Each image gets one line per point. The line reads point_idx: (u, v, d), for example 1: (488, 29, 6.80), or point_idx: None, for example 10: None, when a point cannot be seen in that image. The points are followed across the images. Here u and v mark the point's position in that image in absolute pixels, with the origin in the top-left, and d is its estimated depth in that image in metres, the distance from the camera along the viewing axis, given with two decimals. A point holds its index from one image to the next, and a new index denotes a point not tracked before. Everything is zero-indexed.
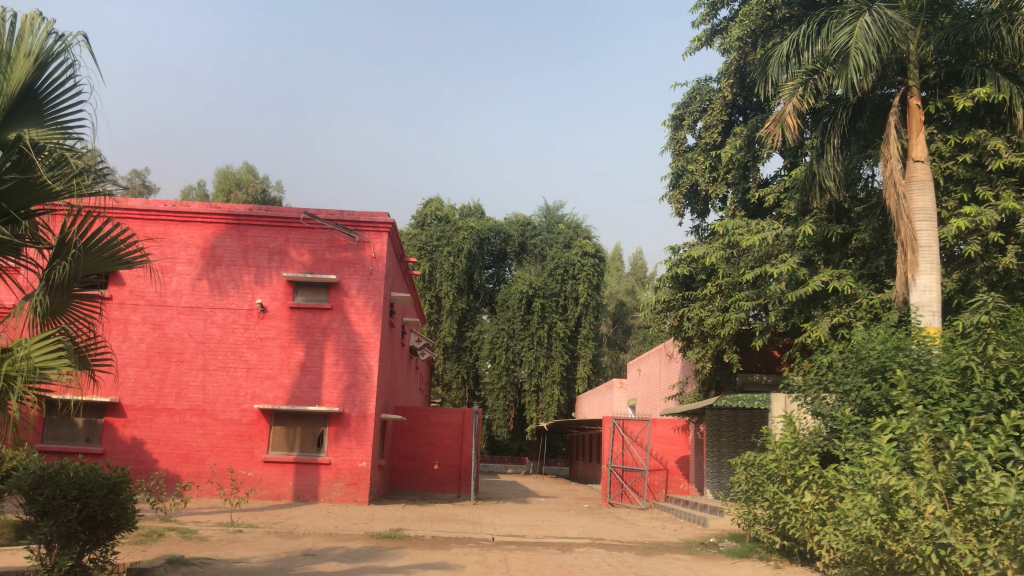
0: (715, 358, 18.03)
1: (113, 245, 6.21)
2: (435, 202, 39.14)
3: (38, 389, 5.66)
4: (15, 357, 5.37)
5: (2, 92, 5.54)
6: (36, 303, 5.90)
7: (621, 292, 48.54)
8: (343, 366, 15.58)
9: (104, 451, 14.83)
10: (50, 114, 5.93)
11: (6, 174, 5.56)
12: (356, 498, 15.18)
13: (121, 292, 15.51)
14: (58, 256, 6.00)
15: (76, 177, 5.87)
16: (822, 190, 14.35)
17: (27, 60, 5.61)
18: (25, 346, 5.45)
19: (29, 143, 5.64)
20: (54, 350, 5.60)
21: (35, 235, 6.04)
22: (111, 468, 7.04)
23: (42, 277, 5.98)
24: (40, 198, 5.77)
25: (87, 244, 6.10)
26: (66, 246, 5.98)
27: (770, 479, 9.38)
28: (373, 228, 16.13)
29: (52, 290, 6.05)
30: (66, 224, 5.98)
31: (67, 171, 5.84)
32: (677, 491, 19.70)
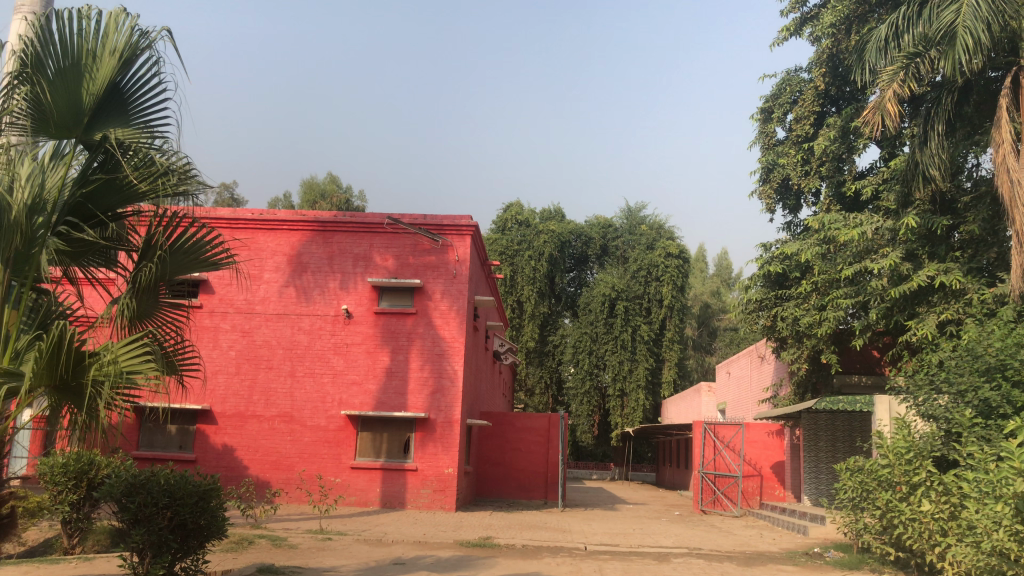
0: (812, 359, 17.26)
1: (200, 247, 6.16)
2: (515, 206, 38.99)
3: (128, 395, 5.59)
4: (101, 362, 5.30)
5: (87, 90, 5.46)
6: (122, 307, 5.86)
7: (705, 294, 47.49)
8: (429, 371, 15.47)
9: (197, 458, 15.06)
10: (137, 114, 5.81)
11: (92, 175, 5.64)
12: (443, 504, 15.00)
13: (211, 300, 15.76)
14: (145, 259, 5.98)
15: (161, 177, 5.82)
16: (926, 179, 13.60)
17: (113, 57, 5.50)
18: (112, 350, 5.38)
19: (114, 143, 5.60)
20: (140, 354, 5.52)
21: (122, 236, 6.07)
22: (201, 475, 6.96)
23: (129, 281, 5.96)
24: (127, 198, 5.82)
25: (173, 246, 6.06)
26: (152, 248, 5.96)
27: (882, 487, 8.76)
28: (457, 231, 16.02)
29: (139, 293, 6.03)
30: (153, 227, 5.94)
31: (153, 171, 5.80)
32: (772, 498, 18.95)
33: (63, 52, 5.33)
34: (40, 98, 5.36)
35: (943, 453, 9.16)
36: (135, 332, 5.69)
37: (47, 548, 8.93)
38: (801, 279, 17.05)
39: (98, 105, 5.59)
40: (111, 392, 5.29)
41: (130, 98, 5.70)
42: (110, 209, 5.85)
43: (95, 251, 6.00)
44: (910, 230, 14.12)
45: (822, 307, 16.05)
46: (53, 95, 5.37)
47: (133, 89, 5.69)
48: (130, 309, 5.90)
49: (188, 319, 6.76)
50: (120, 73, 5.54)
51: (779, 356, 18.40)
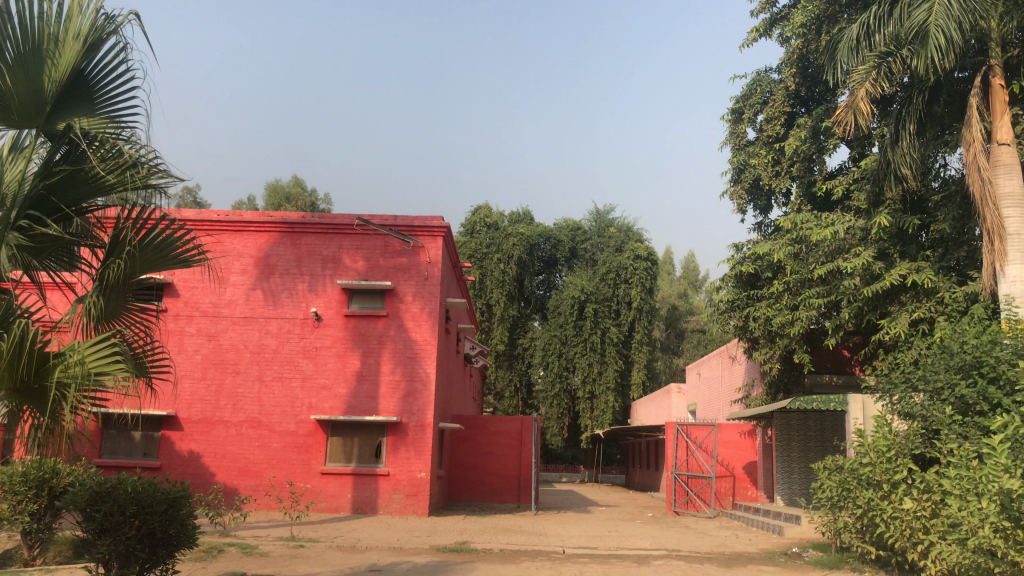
0: (783, 359, 17.29)
1: (170, 242, 5.96)
2: (484, 209, 38.77)
3: (94, 398, 5.32)
4: (67, 363, 5.03)
5: (51, 77, 5.23)
6: (91, 305, 5.58)
7: (673, 296, 47.67)
8: (400, 374, 15.24)
9: (162, 465, 14.69)
10: (101, 102, 5.63)
11: (56, 166, 5.41)
12: (416, 509, 14.78)
13: (176, 304, 15.39)
14: (112, 255, 5.73)
15: (130, 169, 5.68)
16: (897, 178, 13.66)
17: (77, 42, 5.29)
18: (79, 350, 5.10)
19: (81, 133, 5.41)
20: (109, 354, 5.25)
21: (87, 231, 5.76)
22: (170, 481, 6.69)
23: (96, 279, 5.69)
24: (93, 191, 5.61)
25: (142, 242, 5.84)
26: (121, 243, 5.72)
27: (861, 485, 8.72)
28: (428, 232, 15.82)
29: (107, 291, 5.77)
30: (121, 221, 5.72)
31: (122, 162, 5.65)
32: (745, 498, 18.96)
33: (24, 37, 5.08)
34: None
35: (921, 451, 9.14)
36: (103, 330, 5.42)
37: (6, 560, 8.58)
38: (773, 279, 17.07)
39: (62, 92, 5.39)
40: (77, 395, 5.03)
41: (95, 85, 5.53)
42: (75, 203, 5.63)
43: (58, 246, 5.70)
44: (882, 229, 14.18)
45: (794, 307, 16.07)
46: (14, 81, 5.06)
47: (98, 76, 5.53)
48: (97, 308, 5.63)
49: (157, 318, 6.48)
50: (84, 58, 5.34)
51: (750, 356, 18.41)
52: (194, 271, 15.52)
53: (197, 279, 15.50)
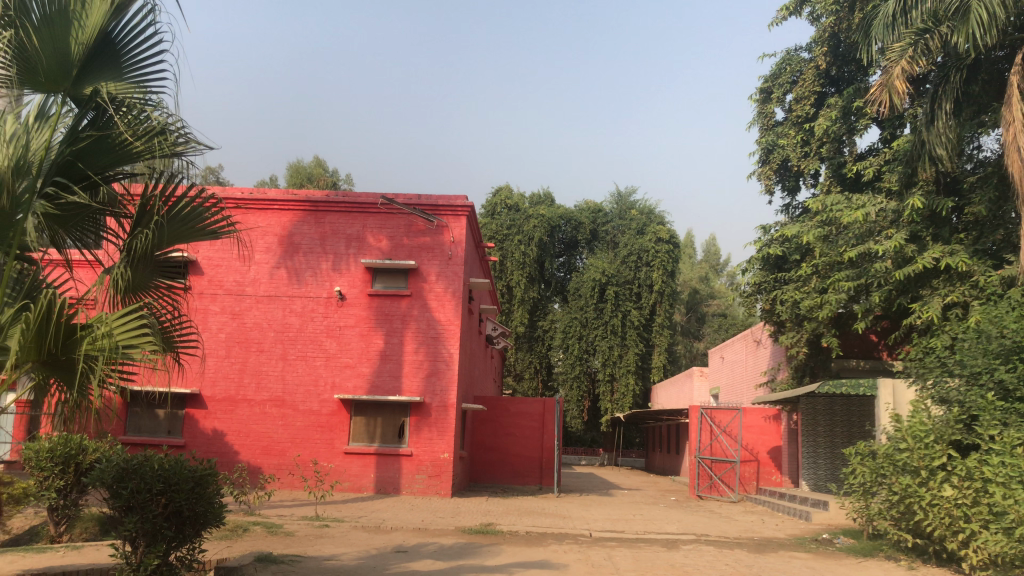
0: (811, 343, 17.00)
1: (197, 213, 5.87)
2: (505, 190, 38.52)
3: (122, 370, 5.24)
4: (95, 335, 4.94)
5: (76, 39, 5.15)
6: (116, 276, 5.58)
7: (694, 280, 47.32)
8: (424, 355, 15.14)
9: (187, 443, 14.72)
10: (130, 67, 5.52)
11: (82, 132, 5.29)
12: (439, 490, 14.73)
13: (200, 282, 15.35)
14: (140, 226, 5.67)
15: (158, 135, 5.56)
16: (932, 159, 13.32)
17: (104, 2, 5.20)
18: (107, 321, 5.00)
19: (106, 97, 5.29)
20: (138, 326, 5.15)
21: (112, 200, 5.73)
22: (196, 458, 6.61)
23: (124, 250, 5.66)
24: (120, 159, 5.48)
25: (170, 213, 5.80)
26: (148, 214, 5.66)
27: (897, 472, 8.53)
28: (452, 212, 15.65)
29: (135, 262, 5.72)
30: (148, 191, 5.65)
31: (150, 129, 5.53)
32: (769, 483, 18.78)
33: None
34: (26, 45, 5.01)
35: (960, 437, 8.91)
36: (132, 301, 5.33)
37: (33, 535, 8.58)
38: (801, 261, 16.80)
39: (88, 55, 5.30)
40: (106, 367, 4.94)
41: (123, 48, 5.42)
42: (101, 170, 5.53)
43: (86, 215, 5.64)
44: (915, 211, 13.85)
45: (823, 290, 15.79)
46: (39, 41, 5.02)
47: (126, 37, 5.41)
48: (124, 280, 5.63)
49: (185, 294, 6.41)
50: (112, 18, 5.25)
51: (776, 340, 18.17)
52: (218, 250, 15.47)
53: (221, 257, 15.45)
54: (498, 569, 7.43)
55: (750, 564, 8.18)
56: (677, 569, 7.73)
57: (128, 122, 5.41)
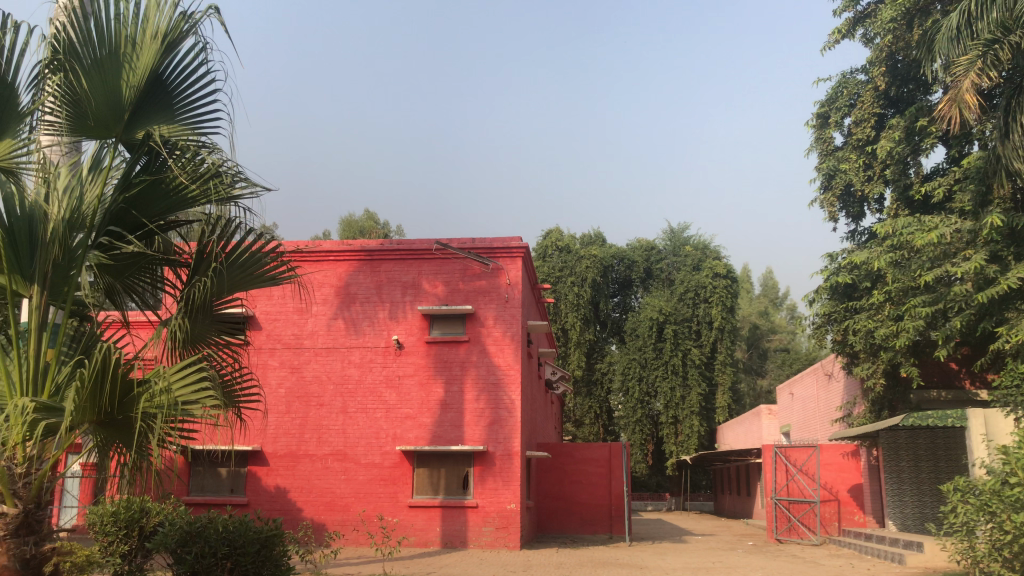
0: (887, 374, 16.21)
1: (255, 258, 6.03)
2: (556, 233, 38.27)
3: (182, 429, 5.01)
4: (153, 392, 4.73)
5: (127, 82, 5.41)
6: (175, 327, 5.53)
7: (753, 315, 46.30)
8: (485, 402, 14.79)
9: (250, 502, 14.52)
10: (182, 106, 5.76)
11: (135, 178, 5.52)
12: (507, 542, 14.23)
13: (259, 337, 15.29)
14: (198, 272, 5.82)
15: (212, 178, 5.66)
16: (1009, 173, 12.68)
17: (152, 45, 5.43)
18: (163, 377, 4.80)
19: (159, 142, 5.46)
20: (198, 383, 4.94)
21: (168, 248, 5.94)
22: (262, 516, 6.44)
23: (181, 300, 5.69)
24: (174, 203, 5.67)
25: (228, 260, 5.93)
26: (206, 259, 5.82)
27: (1009, 510, 7.85)
28: (508, 254, 15.40)
29: (194, 311, 5.79)
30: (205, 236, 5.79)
31: (203, 172, 5.65)
32: (852, 523, 17.85)
33: (100, 43, 5.28)
34: (79, 92, 5.32)
35: None
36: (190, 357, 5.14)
37: None
38: (872, 289, 16.15)
39: (141, 99, 5.56)
40: (165, 426, 4.71)
41: (175, 89, 5.65)
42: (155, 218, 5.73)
43: (142, 264, 5.88)
44: (993, 229, 13.15)
45: (899, 318, 15.10)
46: (90, 85, 5.33)
47: (178, 79, 5.65)
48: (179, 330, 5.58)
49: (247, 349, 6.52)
50: (162, 58, 5.49)
51: (850, 372, 17.41)
52: (275, 304, 15.43)
53: (278, 311, 15.40)
54: None
55: None
56: None
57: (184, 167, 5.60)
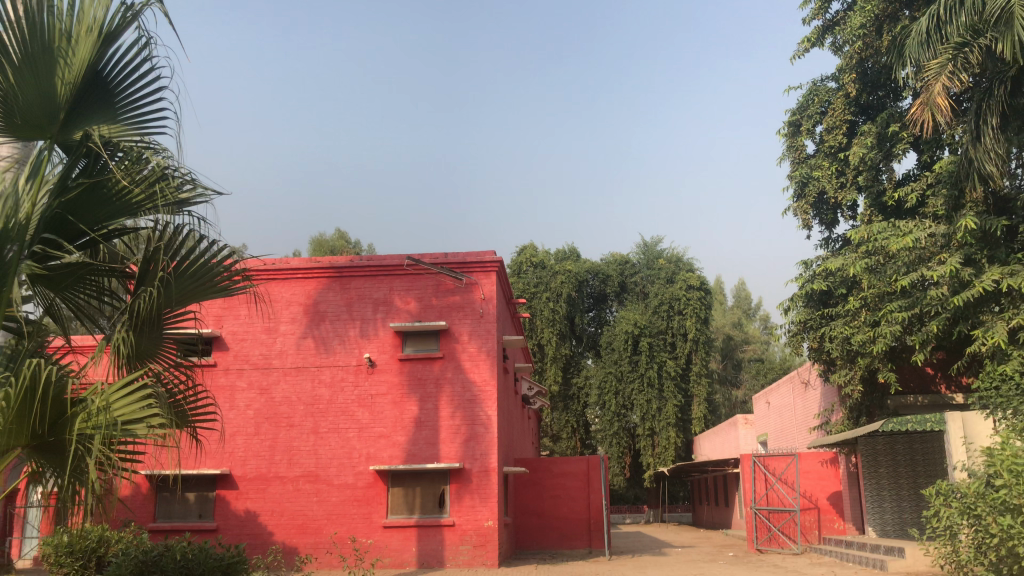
0: (864, 380, 16.14)
1: (208, 270, 5.72)
2: (530, 248, 38.06)
3: (124, 449, 4.81)
4: (90, 411, 4.54)
5: (64, 79, 5.19)
6: (120, 343, 5.19)
7: (728, 327, 46.37)
8: (460, 419, 14.51)
9: (218, 527, 14.12)
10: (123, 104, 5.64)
11: (72, 181, 5.32)
12: (485, 561, 13.93)
13: (226, 357, 14.92)
14: (146, 285, 5.45)
15: (157, 182, 5.52)
16: (982, 176, 12.69)
17: (90, 39, 5.24)
18: (102, 395, 4.63)
19: (97, 142, 5.35)
20: (141, 400, 4.75)
21: (112, 257, 5.66)
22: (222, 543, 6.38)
23: (126, 316, 5.31)
24: (116, 209, 5.45)
25: (179, 271, 5.62)
26: (153, 271, 5.45)
27: (995, 512, 7.69)
28: (482, 268, 15.16)
29: (141, 328, 5.42)
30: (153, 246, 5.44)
31: (146, 175, 5.49)
32: (832, 531, 17.72)
33: (31, 38, 4.95)
34: (6, 89, 5.00)
35: None
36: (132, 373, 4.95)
37: None
38: (847, 295, 16.11)
39: (77, 97, 5.38)
40: (102, 447, 4.51)
41: (115, 85, 5.53)
42: (96, 225, 5.48)
43: (82, 274, 5.55)
44: (968, 232, 13.14)
45: (875, 323, 15.05)
46: (20, 83, 5.02)
47: (117, 74, 5.50)
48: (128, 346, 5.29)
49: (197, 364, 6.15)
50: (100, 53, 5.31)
51: (827, 380, 17.33)
52: (242, 323, 15.07)
53: (246, 330, 15.03)
54: None
55: None
56: None
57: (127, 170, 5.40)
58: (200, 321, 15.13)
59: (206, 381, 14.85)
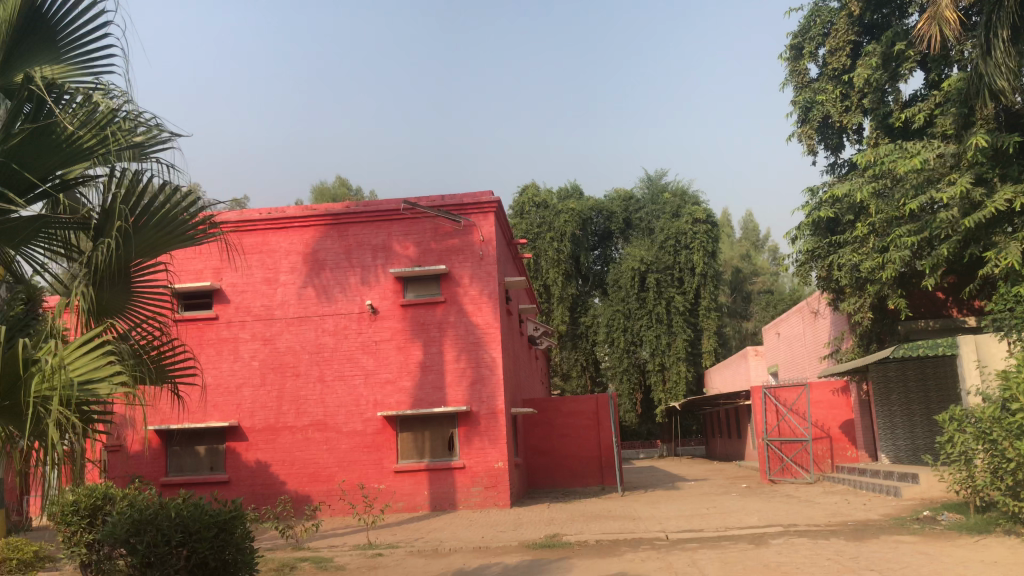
0: (874, 307, 15.91)
1: (172, 219, 5.41)
2: (532, 188, 37.58)
3: (88, 411, 4.51)
4: (46, 372, 4.22)
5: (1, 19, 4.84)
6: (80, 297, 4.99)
7: (735, 259, 46.06)
8: (466, 361, 14.40)
9: (230, 479, 14.13)
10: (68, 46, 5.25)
11: (15, 127, 4.64)
12: (497, 501, 13.97)
13: (228, 310, 14.77)
14: (104, 235, 5.18)
15: (110, 125, 4.91)
16: (991, 93, 12.25)
17: None
18: (61, 353, 4.30)
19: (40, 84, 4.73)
20: (103, 360, 4.45)
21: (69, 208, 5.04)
22: (221, 499, 5.94)
23: (85, 267, 5.08)
24: (67, 157, 4.82)
25: (141, 220, 5.28)
26: (112, 219, 5.14)
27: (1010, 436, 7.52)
28: (480, 209, 14.89)
29: (101, 280, 5.21)
30: (110, 195, 5.09)
31: (97, 118, 4.86)
32: (844, 460, 17.67)
33: None
34: None
35: None
36: (94, 331, 4.63)
37: None
38: (855, 222, 15.79)
39: (18, 34, 4.98)
40: (62, 407, 4.20)
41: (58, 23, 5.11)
42: (46, 176, 4.84)
43: (37, 228, 4.93)
44: (978, 151, 12.75)
45: (884, 249, 14.76)
46: None
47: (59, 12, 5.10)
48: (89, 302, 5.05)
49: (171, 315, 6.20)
50: None
51: (836, 308, 17.12)
52: (242, 275, 14.88)
53: (245, 282, 14.85)
54: None
55: (845, 549, 7.21)
56: (771, 564, 6.75)
57: (74, 113, 4.78)
58: (199, 274, 14.94)
59: (209, 335, 14.72)
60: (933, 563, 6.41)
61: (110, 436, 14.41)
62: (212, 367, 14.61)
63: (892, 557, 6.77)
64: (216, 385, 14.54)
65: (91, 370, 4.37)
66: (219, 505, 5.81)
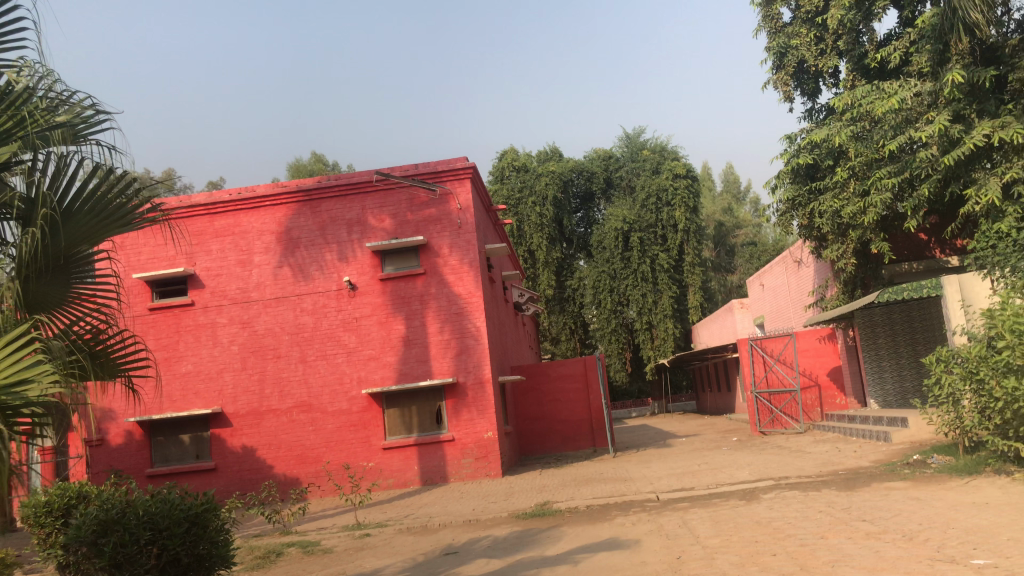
0: (857, 252, 15.80)
1: (107, 202, 5.12)
2: (510, 152, 37.14)
3: (24, 418, 4.26)
4: None
5: None
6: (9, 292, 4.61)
7: (718, 213, 45.87)
8: (449, 333, 14.21)
9: (217, 465, 13.96)
10: None
11: None
12: (489, 471, 13.87)
13: (204, 295, 14.48)
14: (30, 224, 4.83)
15: (20, 104, 4.74)
16: (966, 26, 12.08)
17: None
18: None
19: None
20: (28, 362, 4.19)
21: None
22: (187, 489, 5.68)
23: (10, 260, 4.70)
24: None
25: (71, 208, 4.98)
26: (38, 207, 4.81)
27: (998, 375, 7.39)
28: (455, 177, 14.60)
29: (34, 274, 4.88)
30: (34, 180, 4.79)
31: (8, 97, 4.70)
32: (834, 407, 17.66)
33: None
34: None
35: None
36: (18, 334, 4.38)
37: None
38: (835, 167, 15.61)
39: None
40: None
41: None
42: None
43: None
44: (955, 87, 12.61)
45: (864, 194, 14.61)
46: None
47: None
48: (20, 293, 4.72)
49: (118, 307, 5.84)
50: None
51: (820, 256, 17.02)
52: (215, 258, 14.58)
53: (220, 265, 14.55)
54: (561, 559, 6.27)
55: (837, 500, 7.11)
56: (763, 520, 6.63)
57: None
58: (172, 260, 14.61)
59: (186, 322, 14.44)
60: (926, 509, 6.30)
61: (69, 442, 15.09)
62: (191, 355, 14.35)
63: (884, 505, 6.66)
64: (197, 372, 14.30)
65: (17, 373, 4.11)
66: (187, 495, 5.56)
